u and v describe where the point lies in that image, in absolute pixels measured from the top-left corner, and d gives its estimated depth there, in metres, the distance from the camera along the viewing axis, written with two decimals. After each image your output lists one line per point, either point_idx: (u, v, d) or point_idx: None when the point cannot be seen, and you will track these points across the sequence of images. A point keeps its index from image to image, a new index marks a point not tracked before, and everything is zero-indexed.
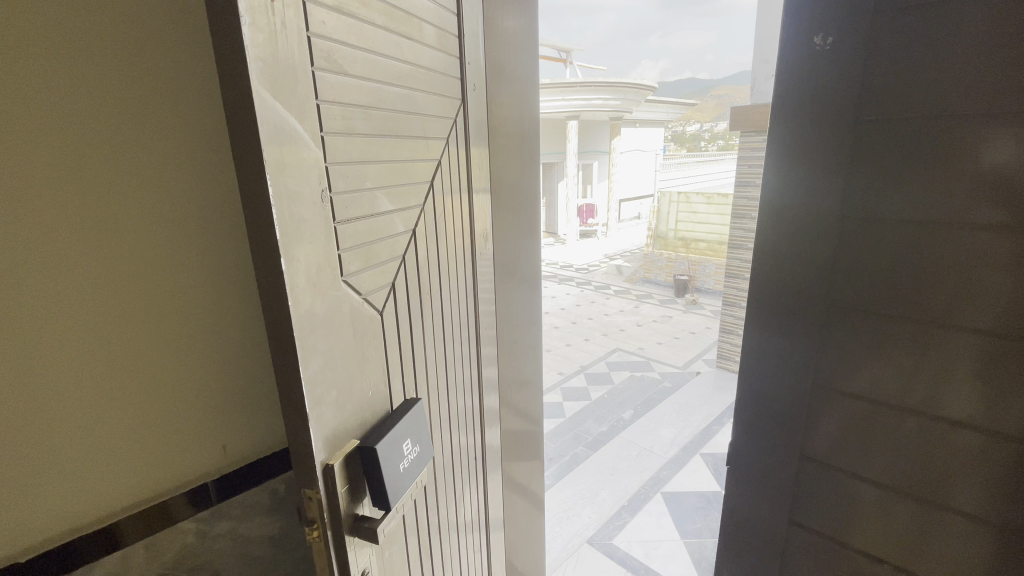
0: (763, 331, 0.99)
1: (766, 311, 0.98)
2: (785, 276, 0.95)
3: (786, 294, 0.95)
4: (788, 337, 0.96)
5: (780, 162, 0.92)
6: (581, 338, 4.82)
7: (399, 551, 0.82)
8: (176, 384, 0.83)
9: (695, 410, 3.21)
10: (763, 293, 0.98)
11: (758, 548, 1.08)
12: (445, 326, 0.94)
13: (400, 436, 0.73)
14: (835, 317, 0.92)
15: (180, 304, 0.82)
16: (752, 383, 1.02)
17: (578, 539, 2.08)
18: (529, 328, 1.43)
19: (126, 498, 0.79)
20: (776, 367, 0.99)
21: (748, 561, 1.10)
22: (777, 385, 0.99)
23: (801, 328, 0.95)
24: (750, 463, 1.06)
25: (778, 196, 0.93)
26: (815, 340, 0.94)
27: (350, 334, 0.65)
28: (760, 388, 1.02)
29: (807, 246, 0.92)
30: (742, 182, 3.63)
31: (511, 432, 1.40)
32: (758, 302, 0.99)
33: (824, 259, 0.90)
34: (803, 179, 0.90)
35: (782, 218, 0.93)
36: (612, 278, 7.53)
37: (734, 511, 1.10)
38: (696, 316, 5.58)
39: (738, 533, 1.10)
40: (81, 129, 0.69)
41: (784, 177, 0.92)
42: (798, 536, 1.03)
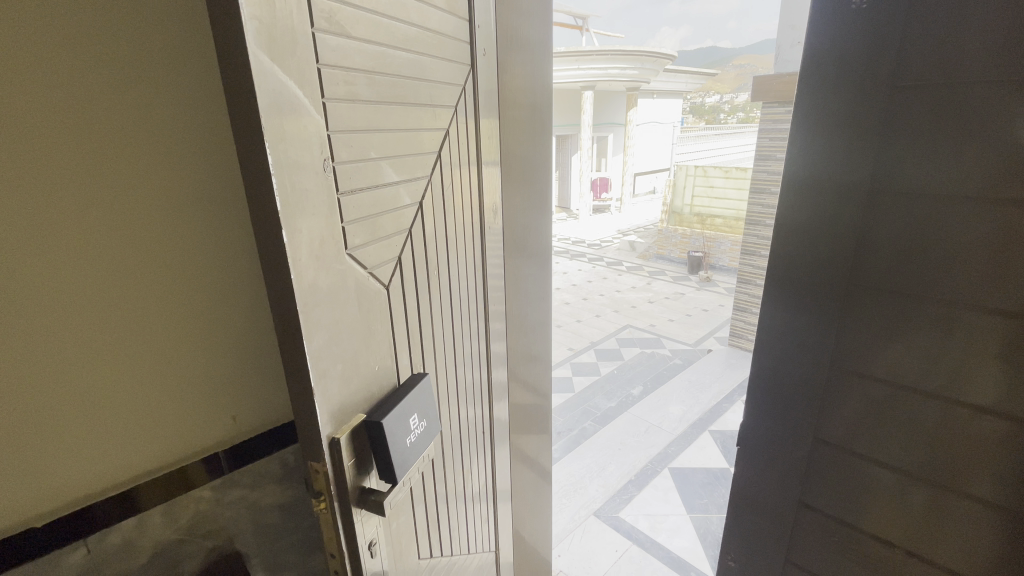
0: (782, 311, 0.96)
1: (786, 291, 0.95)
2: (809, 254, 0.91)
3: (808, 272, 0.92)
4: (808, 317, 0.94)
5: (807, 134, 0.87)
6: (592, 314, 4.80)
7: (405, 521, 0.83)
8: (185, 354, 0.82)
9: (704, 387, 3.20)
10: (784, 273, 0.95)
11: (766, 528, 1.08)
12: (453, 303, 0.93)
13: (406, 410, 0.72)
14: (858, 298, 0.88)
15: (184, 275, 0.79)
16: (768, 364, 1.00)
17: (585, 511, 2.11)
18: (539, 303, 1.41)
19: (140, 465, 0.78)
20: (794, 348, 0.96)
21: (755, 539, 1.10)
22: (794, 366, 0.97)
23: (822, 308, 0.92)
24: (764, 443, 1.04)
25: (804, 169, 0.88)
26: (836, 322, 0.91)
27: (355, 308, 0.64)
28: (776, 369, 0.99)
29: (832, 223, 0.88)
30: (762, 156, 3.51)
31: (519, 407, 1.40)
32: (777, 280, 0.96)
33: (851, 237, 0.86)
34: (833, 151, 0.85)
35: (807, 193, 0.89)
36: (626, 254, 7.46)
37: (744, 489, 1.09)
38: (709, 293, 5.52)
39: (748, 512, 1.10)
40: (73, 86, 0.65)
41: (809, 150, 0.87)
42: (808, 518, 1.02)
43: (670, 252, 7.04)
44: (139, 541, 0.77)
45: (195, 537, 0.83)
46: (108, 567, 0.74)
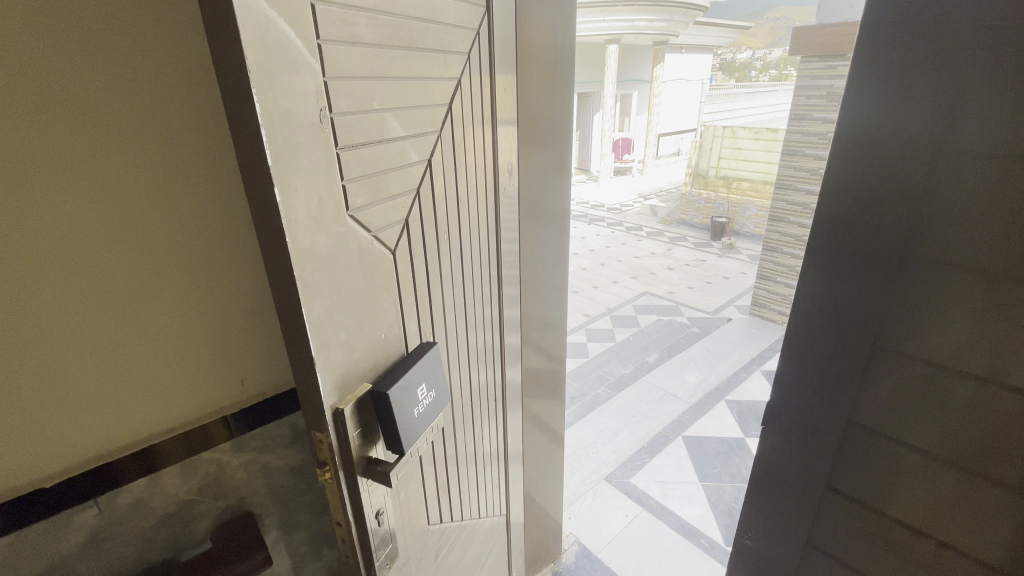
0: (824, 281, 0.89)
1: (831, 260, 0.87)
2: (855, 224, 0.84)
3: (853, 244, 0.85)
4: (853, 289, 0.86)
5: (866, 89, 0.78)
6: (609, 281, 4.73)
7: (414, 489, 0.82)
8: (191, 318, 0.78)
9: (722, 356, 3.14)
10: (830, 240, 0.87)
11: (788, 510, 1.05)
12: (465, 269, 0.89)
13: (414, 380, 0.69)
14: (910, 270, 0.81)
15: (186, 234, 0.74)
16: (801, 341, 0.94)
17: (596, 475, 2.12)
18: (556, 269, 1.36)
19: (148, 428, 0.76)
20: (834, 322, 0.89)
21: (776, 520, 1.07)
22: (828, 344, 0.91)
23: (865, 283, 0.85)
24: (792, 421, 0.99)
25: (863, 124, 0.79)
26: (884, 295, 0.83)
27: (358, 274, 0.60)
28: (809, 347, 0.93)
29: (884, 191, 0.80)
30: (797, 116, 3.29)
31: (533, 374, 1.38)
32: (820, 249, 0.88)
33: (909, 203, 0.78)
34: (896, 104, 0.76)
35: (859, 158, 0.80)
36: (646, 219, 7.29)
37: (766, 467, 1.05)
38: (730, 260, 5.37)
39: (769, 490, 1.06)
40: (47, 20, 0.57)
41: (867, 108, 0.78)
42: (833, 502, 0.98)
43: (692, 217, 6.84)
44: (151, 499, 0.77)
45: (207, 497, 0.83)
46: (122, 524, 0.74)
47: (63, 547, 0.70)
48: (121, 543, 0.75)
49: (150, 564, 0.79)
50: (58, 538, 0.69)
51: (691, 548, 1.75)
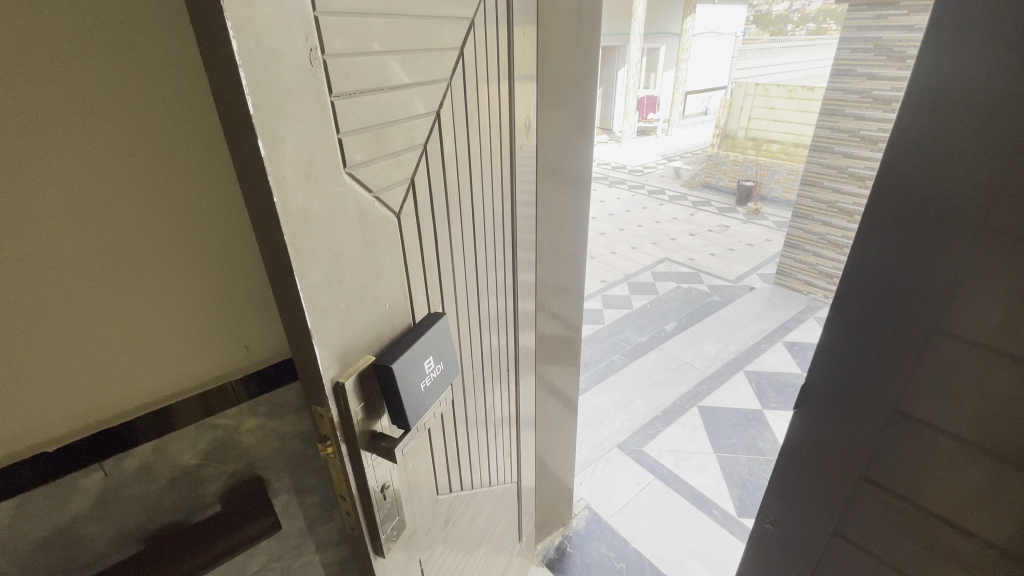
0: (887, 248, 0.75)
1: (890, 226, 0.75)
2: (931, 184, 0.70)
3: (926, 207, 0.71)
4: (916, 260, 0.73)
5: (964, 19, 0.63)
6: (628, 246, 4.61)
7: (421, 461, 0.80)
8: (183, 282, 0.73)
9: (743, 326, 3.05)
10: (892, 203, 0.74)
11: (813, 497, 0.94)
12: (476, 234, 0.83)
13: (421, 353, 0.64)
14: (997, 238, 0.67)
15: (175, 191, 0.69)
16: (848, 317, 0.81)
17: (608, 443, 2.11)
18: (575, 235, 1.28)
19: (147, 394, 0.74)
20: (889, 298, 0.77)
21: (798, 507, 0.97)
22: (881, 321, 0.78)
23: (935, 253, 0.72)
24: (830, 407, 0.87)
25: (959, 58, 0.64)
26: (952, 268, 0.71)
27: (359, 239, 0.55)
28: (857, 323, 0.81)
29: (974, 145, 0.66)
30: (840, 72, 3.05)
31: (547, 343, 1.33)
32: (880, 213, 0.75)
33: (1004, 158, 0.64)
34: (1002, 34, 0.61)
35: (945, 104, 0.66)
36: (669, 182, 7.04)
37: (796, 456, 0.94)
38: (755, 226, 5.18)
39: (795, 480, 0.95)
40: None
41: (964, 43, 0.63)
42: (867, 493, 0.87)
43: (718, 180, 6.58)
44: (157, 464, 0.76)
45: (214, 461, 0.82)
46: (129, 487, 0.74)
47: (70, 509, 0.70)
48: (129, 506, 0.75)
49: (160, 526, 0.80)
50: (64, 501, 0.69)
51: (702, 518, 1.75)
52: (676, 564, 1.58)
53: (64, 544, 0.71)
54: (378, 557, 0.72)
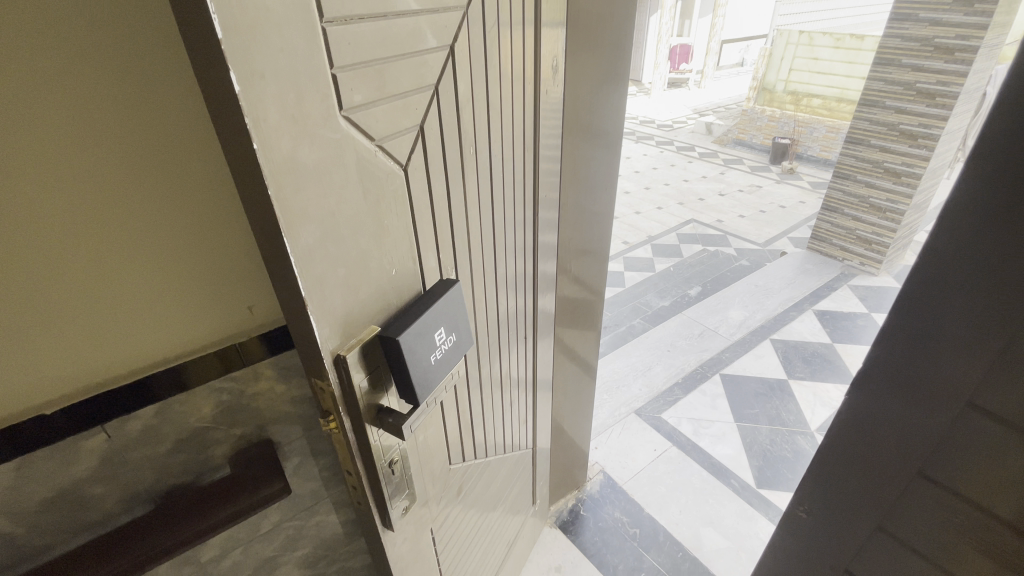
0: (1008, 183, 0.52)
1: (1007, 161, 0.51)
2: None
3: None
4: None
5: None
6: (653, 206, 4.43)
7: (432, 433, 0.76)
8: (175, 239, 0.68)
9: (772, 292, 2.92)
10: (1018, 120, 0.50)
11: (849, 490, 0.75)
12: (493, 194, 0.75)
13: (431, 324, 0.58)
14: None
15: (159, 140, 0.62)
16: (934, 274, 0.59)
17: (625, 408, 2.07)
18: (601, 194, 1.19)
19: (146, 356, 0.71)
20: (991, 257, 0.55)
21: (828, 500, 0.78)
22: (982, 282, 0.56)
23: None
24: (887, 396, 0.67)
25: None
26: None
27: (360, 195, 0.48)
28: (943, 282, 0.59)
29: None
30: (900, 16, 2.75)
31: (566, 307, 1.27)
32: (994, 133, 0.51)
33: None
34: None
35: None
36: (699, 138, 6.69)
37: (837, 452, 0.74)
38: (789, 187, 4.92)
39: (834, 482, 0.76)
40: None
41: None
42: (922, 493, 0.68)
43: (751, 137, 6.21)
44: (162, 426, 0.74)
45: (220, 424, 0.80)
46: (134, 449, 0.72)
47: (74, 469, 0.68)
48: (136, 467, 0.74)
49: (169, 485, 0.79)
50: (68, 463, 0.67)
51: (719, 487, 1.72)
52: (691, 532, 1.57)
53: (72, 503, 0.70)
54: (388, 531, 0.70)
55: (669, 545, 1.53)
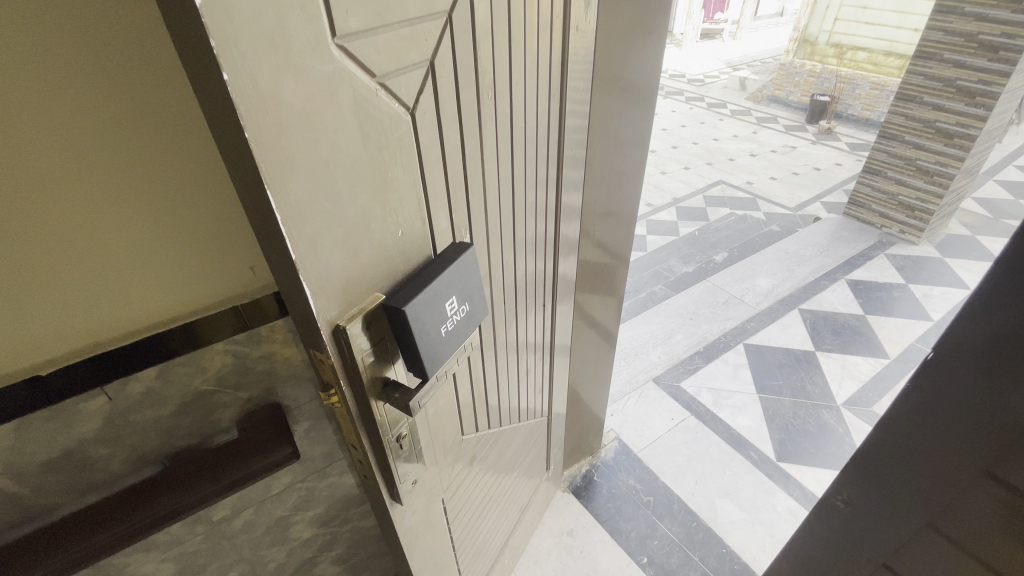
0: None
1: None
2: None
3: None
4: None
5: None
6: (680, 166, 4.23)
7: (444, 405, 0.71)
8: (157, 192, 0.62)
9: (803, 260, 2.79)
10: None
11: (891, 484, 0.62)
12: (513, 147, 0.67)
13: (441, 292, 0.52)
14: None
15: (137, 78, 0.55)
16: None
17: (643, 376, 2.03)
18: (631, 150, 1.09)
19: (141, 316, 0.67)
20: None
21: (865, 493, 0.65)
22: None
23: None
24: (960, 375, 0.52)
25: None
26: None
27: (358, 143, 0.41)
28: None
29: None
30: None
31: (587, 273, 1.20)
32: None
33: None
34: None
35: None
36: (732, 94, 6.32)
37: (894, 441, 0.60)
38: (825, 148, 4.64)
39: (884, 473, 0.62)
40: None
41: None
42: (988, 496, 0.54)
43: (788, 95, 5.70)
44: (166, 388, 0.71)
45: (226, 387, 0.77)
46: (137, 411, 0.70)
47: (77, 432, 0.66)
48: (140, 429, 0.72)
49: (176, 447, 0.78)
50: (68, 425, 0.65)
51: (737, 458, 1.69)
52: (706, 502, 1.55)
53: (76, 464, 0.69)
54: (396, 505, 0.67)
55: (684, 515, 1.52)
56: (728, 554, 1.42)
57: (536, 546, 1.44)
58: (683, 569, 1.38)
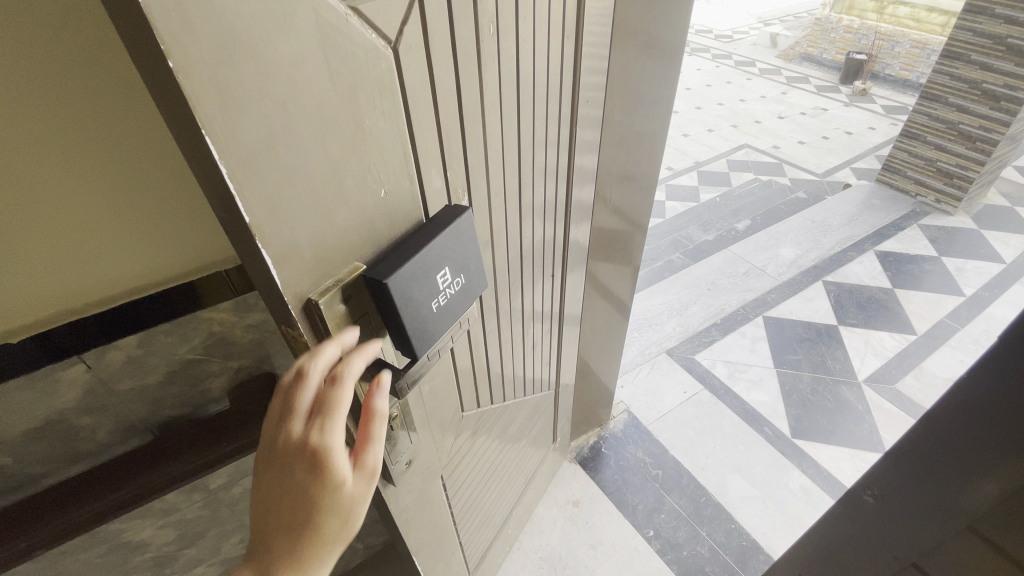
0: None
1: None
2: None
3: None
4: None
5: None
6: (704, 128, 4.03)
7: (442, 381, 0.67)
8: (95, 148, 0.53)
9: (830, 229, 2.65)
10: None
11: (929, 483, 0.52)
12: (520, 96, 0.59)
13: (432, 264, 0.46)
14: None
15: (39, 9, 0.44)
16: None
17: (657, 347, 1.97)
18: (654, 107, 0.98)
19: (103, 286, 0.61)
20: None
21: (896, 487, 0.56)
22: None
23: None
24: None
25: None
26: None
27: (326, 83, 0.34)
28: None
29: None
30: None
31: (601, 241, 1.12)
32: None
33: None
34: None
35: None
36: (762, 52, 5.95)
37: (938, 436, 0.50)
38: (858, 110, 4.37)
39: (921, 471, 0.52)
40: None
41: None
42: None
43: (822, 52, 5.41)
44: (149, 357, 0.67)
45: (214, 356, 0.73)
46: (120, 380, 0.67)
47: (58, 401, 0.63)
48: (125, 399, 0.69)
49: (166, 417, 0.75)
50: (48, 394, 0.62)
51: (751, 434, 1.64)
52: (717, 477, 1.52)
53: (60, 433, 0.66)
54: (389, 485, 0.64)
55: (693, 489, 1.49)
56: (736, 530, 1.40)
57: (541, 516, 1.43)
58: (690, 544, 1.36)
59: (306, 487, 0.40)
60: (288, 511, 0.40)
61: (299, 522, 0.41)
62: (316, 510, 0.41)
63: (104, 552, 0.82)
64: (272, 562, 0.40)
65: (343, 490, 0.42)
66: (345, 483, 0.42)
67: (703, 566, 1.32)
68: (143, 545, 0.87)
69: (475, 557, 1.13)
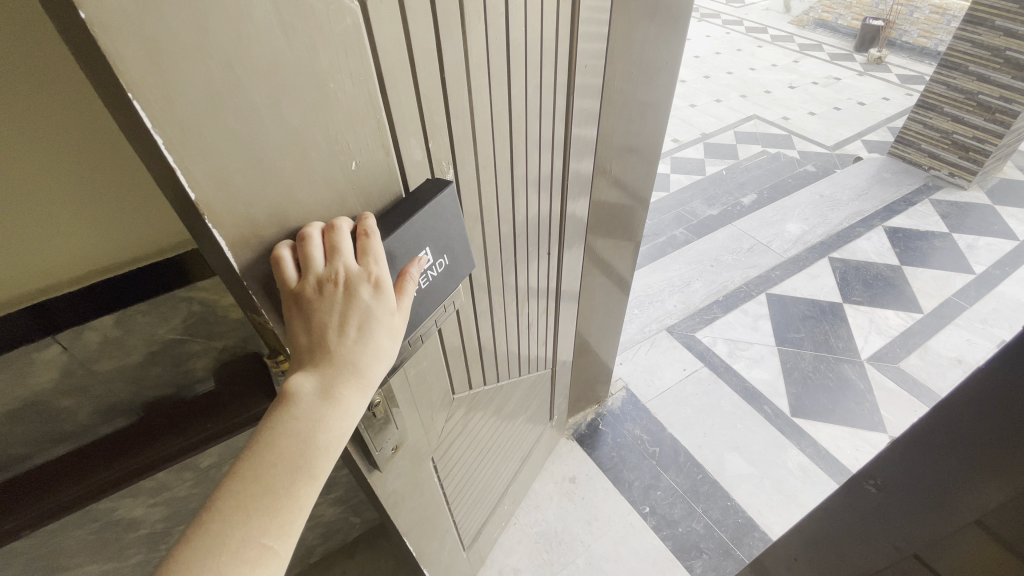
0: None
1: None
2: None
3: None
4: None
5: None
6: (711, 98, 3.90)
7: (431, 363, 0.65)
8: (23, 124, 0.49)
9: (838, 205, 2.58)
10: None
11: (943, 476, 0.48)
12: (511, 60, 0.54)
13: (409, 247, 0.44)
14: None
15: None
16: None
17: (657, 324, 1.94)
18: (657, 74, 0.92)
19: (59, 268, 0.58)
20: None
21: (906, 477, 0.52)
22: None
23: None
24: None
25: None
26: None
27: (282, 40, 0.31)
28: None
29: None
30: None
31: (599, 218, 1.08)
32: None
33: None
34: None
35: None
36: (775, 18, 5.71)
37: (954, 425, 0.46)
38: (873, 80, 4.21)
39: (934, 462, 0.49)
40: None
41: None
42: None
43: (837, 18, 5.17)
44: (128, 338, 0.65)
45: (197, 336, 0.71)
46: (98, 361, 0.64)
47: (32, 383, 0.61)
48: (103, 380, 0.67)
49: (151, 397, 0.73)
50: (22, 377, 0.60)
51: (749, 413, 1.63)
52: (714, 455, 1.52)
53: (39, 415, 0.64)
54: (375, 470, 0.63)
55: (689, 466, 1.49)
56: (732, 507, 1.40)
57: (538, 491, 1.44)
58: (686, 520, 1.37)
59: (367, 306, 0.40)
60: (352, 325, 0.39)
61: (362, 336, 0.40)
62: (375, 327, 0.41)
63: (96, 530, 0.82)
64: (337, 374, 0.39)
65: (394, 316, 0.42)
66: (395, 309, 0.42)
67: (698, 542, 1.33)
68: (136, 523, 0.87)
69: (471, 532, 1.14)
